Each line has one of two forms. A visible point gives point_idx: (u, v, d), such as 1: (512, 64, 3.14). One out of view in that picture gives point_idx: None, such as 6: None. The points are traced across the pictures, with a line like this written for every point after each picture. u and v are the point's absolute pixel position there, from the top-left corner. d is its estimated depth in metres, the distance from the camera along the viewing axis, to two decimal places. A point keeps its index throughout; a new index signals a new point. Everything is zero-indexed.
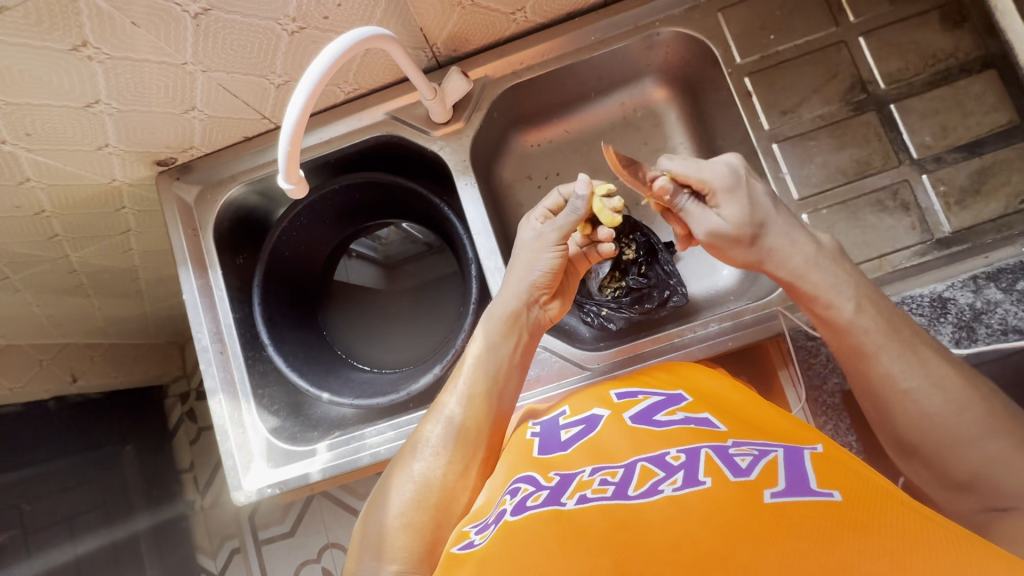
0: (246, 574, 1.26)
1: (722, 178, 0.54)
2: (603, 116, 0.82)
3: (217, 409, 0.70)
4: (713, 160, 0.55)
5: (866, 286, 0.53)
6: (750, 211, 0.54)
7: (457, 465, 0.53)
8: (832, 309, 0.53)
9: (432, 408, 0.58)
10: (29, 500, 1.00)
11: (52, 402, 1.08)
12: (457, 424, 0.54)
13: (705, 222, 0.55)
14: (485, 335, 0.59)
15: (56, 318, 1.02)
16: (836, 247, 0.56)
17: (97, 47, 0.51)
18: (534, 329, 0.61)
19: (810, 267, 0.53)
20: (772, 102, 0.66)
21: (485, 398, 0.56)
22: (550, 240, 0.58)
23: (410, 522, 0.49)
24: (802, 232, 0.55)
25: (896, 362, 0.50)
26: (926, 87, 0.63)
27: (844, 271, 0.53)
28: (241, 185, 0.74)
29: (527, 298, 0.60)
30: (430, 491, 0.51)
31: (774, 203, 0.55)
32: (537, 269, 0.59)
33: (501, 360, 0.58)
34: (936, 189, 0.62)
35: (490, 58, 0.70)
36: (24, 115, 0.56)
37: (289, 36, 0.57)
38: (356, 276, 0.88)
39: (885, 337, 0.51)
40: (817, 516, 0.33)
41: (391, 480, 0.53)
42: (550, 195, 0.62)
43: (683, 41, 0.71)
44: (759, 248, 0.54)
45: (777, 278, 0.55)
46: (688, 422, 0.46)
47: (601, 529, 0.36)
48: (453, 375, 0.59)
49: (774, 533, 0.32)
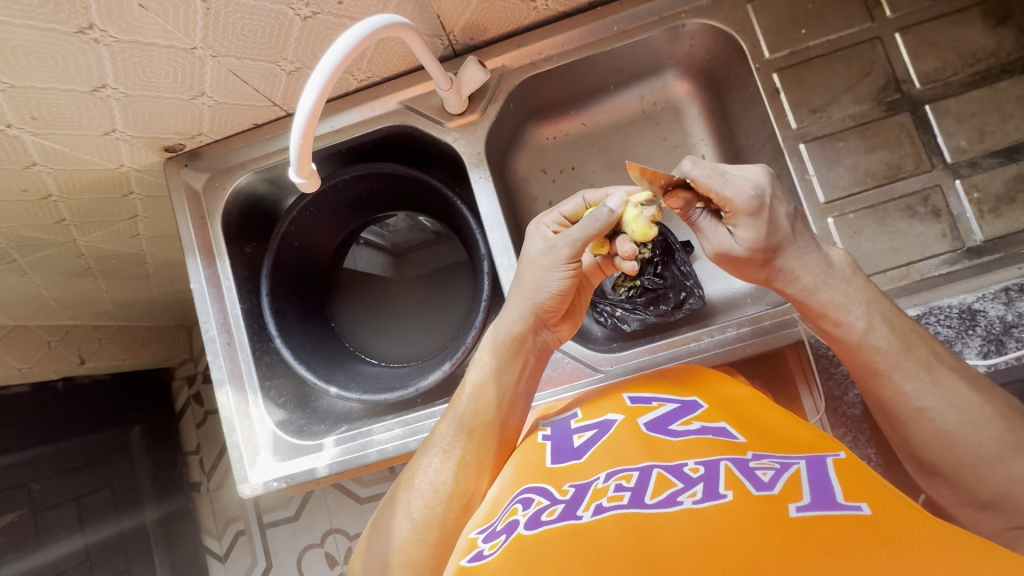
0: (251, 557, 1.28)
1: (746, 199, 0.50)
2: (622, 109, 0.79)
3: (224, 400, 0.70)
4: (740, 174, 0.51)
5: (880, 302, 0.51)
6: (766, 236, 0.51)
7: (455, 503, 0.51)
8: (842, 327, 0.51)
9: (431, 434, 0.57)
10: (37, 480, 1.01)
11: (59, 382, 1.08)
12: (456, 458, 0.54)
13: (717, 239, 0.54)
14: (489, 363, 0.57)
15: (64, 301, 1.01)
16: (850, 261, 0.52)
17: (103, 29, 0.50)
18: (539, 351, 0.59)
19: (821, 286, 0.51)
20: (801, 100, 0.64)
21: (485, 429, 0.55)
22: (560, 257, 0.54)
23: (408, 560, 0.49)
24: (814, 252, 0.51)
25: (925, 375, 0.49)
26: (963, 88, 0.61)
27: (855, 286, 0.51)
28: (251, 173, 0.73)
29: (532, 322, 0.57)
30: (428, 529, 0.51)
31: (793, 223, 0.51)
32: (545, 288, 0.56)
33: (505, 389, 0.56)
34: (969, 195, 0.60)
35: (507, 48, 0.68)
36: (30, 98, 0.54)
37: (302, 22, 0.55)
38: (364, 264, 0.86)
39: (900, 356, 0.49)
40: (846, 532, 0.32)
41: (392, 515, 0.53)
42: (573, 201, 0.59)
43: (709, 33, 0.68)
44: (770, 267, 0.52)
45: (794, 297, 0.53)
46: (705, 432, 0.44)
47: (618, 544, 0.35)
48: (455, 400, 0.58)
49: (802, 549, 0.31)
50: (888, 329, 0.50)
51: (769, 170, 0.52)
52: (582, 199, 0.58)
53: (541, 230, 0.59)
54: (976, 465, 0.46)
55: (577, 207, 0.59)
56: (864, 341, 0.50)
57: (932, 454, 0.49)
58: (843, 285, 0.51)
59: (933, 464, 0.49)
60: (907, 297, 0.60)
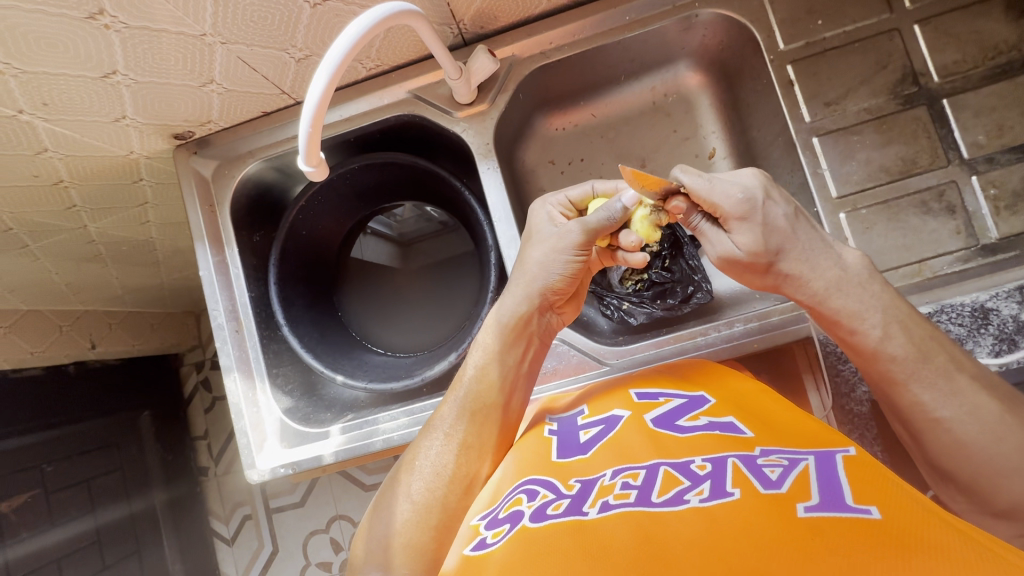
0: (257, 540, 1.30)
1: (735, 205, 0.49)
2: (633, 101, 0.78)
3: (232, 386, 0.70)
4: (727, 179, 0.50)
5: (893, 301, 0.50)
6: (764, 238, 0.50)
7: (457, 486, 0.52)
8: (857, 335, 0.50)
9: (433, 416, 0.57)
10: (49, 462, 1.03)
11: (71, 367, 1.10)
12: (457, 441, 0.54)
13: (720, 245, 0.52)
14: (492, 344, 0.57)
15: (76, 286, 1.02)
16: (867, 263, 0.51)
17: (114, 15, 0.49)
18: (543, 332, 0.59)
19: (832, 292, 0.50)
20: (815, 93, 0.63)
21: (487, 413, 0.55)
22: (572, 241, 0.54)
23: (409, 542, 0.50)
24: (823, 250, 0.51)
25: (943, 384, 0.48)
26: (982, 81, 0.59)
27: (869, 287, 0.50)
28: (259, 161, 0.73)
29: (538, 302, 0.57)
30: (428, 511, 0.51)
31: (790, 223, 0.50)
32: (553, 272, 0.56)
33: (507, 371, 0.57)
34: (986, 192, 0.59)
35: (518, 37, 0.67)
36: (41, 84, 0.54)
37: (311, 9, 0.55)
38: (371, 254, 0.86)
39: (917, 363, 0.48)
40: (853, 534, 0.31)
41: (393, 497, 0.53)
42: (581, 188, 0.60)
43: (723, 24, 0.67)
44: (773, 271, 0.51)
45: (804, 300, 0.52)
46: (712, 428, 0.44)
47: (623, 540, 0.35)
48: (457, 383, 0.58)
49: (809, 550, 0.31)
50: (900, 327, 0.49)
51: (763, 172, 0.52)
52: (591, 189, 0.59)
53: (547, 210, 0.59)
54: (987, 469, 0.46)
55: (584, 194, 0.59)
56: (879, 342, 0.49)
57: (943, 454, 0.48)
58: (854, 286, 0.50)
59: (943, 465, 0.49)
60: (918, 295, 0.59)
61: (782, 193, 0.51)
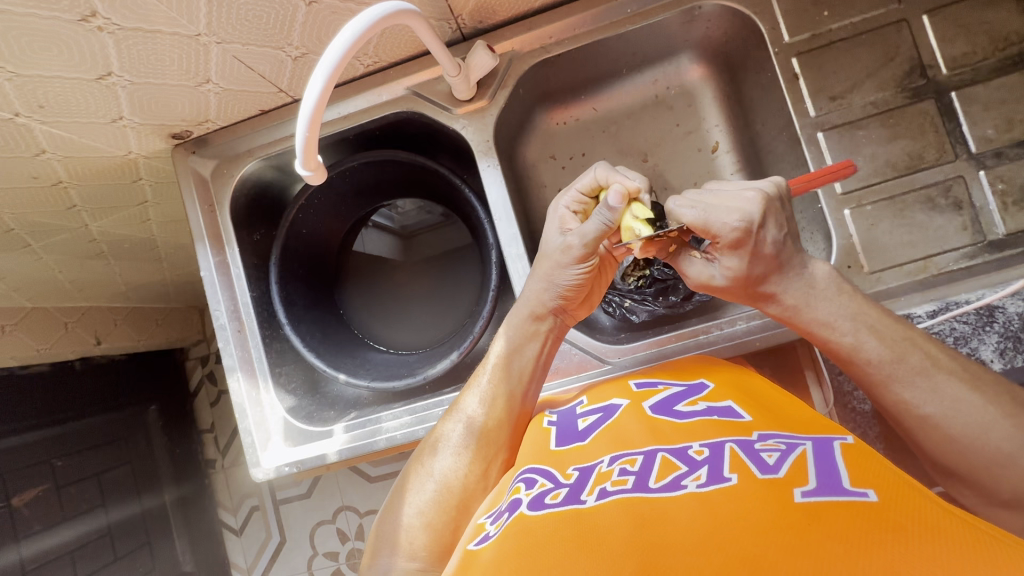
0: (266, 532, 1.32)
1: (730, 233, 0.48)
2: (635, 94, 0.77)
3: (235, 387, 0.71)
4: (727, 204, 0.48)
5: (869, 304, 0.50)
6: (749, 266, 0.50)
7: (477, 468, 0.52)
8: (831, 342, 0.50)
9: (455, 403, 0.58)
10: (59, 456, 1.05)
11: (77, 362, 1.10)
12: (478, 428, 0.54)
13: (701, 271, 0.54)
14: (508, 334, 0.58)
15: (80, 283, 1.03)
16: (836, 276, 0.51)
17: (107, 17, 0.49)
18: (560, 329, 0.59)
19: (814, 300, 0.50)
20: (821, 87, 0.61)
21: (507, 400, 0.55)
22: (574, 253, 0.54)
23: (429, 524, 0.50)
24: (797, 274, 0.50)
25: (952, 387, 0.46)
26: (992, 73, 0.58)
27: (847, 296, 0.50)
28: (257, 160, 0.72)
29: (554, 304, 0.57)
30: (449, 493, 0.52)
31: (779, 250, 0.49)
32: (563, 281, 0.56)
33: (529, 358, 0.57)
34: (993, 187, 0.58)
35: (517, 31, 0.66)
36: (35, 87, 0.54)
37: (307, 7, 0.54)
38: (373, 247, 0.87)
39: (925, 366, 0.47)
40: (850, 518, 0.31)
41: (412, 478, 0.54)
42: (588, 176, 0.58)
43: (727, 16, 0.66)
44: (755, 292, 0.51)
45: (777, 315, 0.52)
46: (711, 413, 0.44)
47: (621, 528, 0.35)
48: (481, 368, 0.58)
49: (807, 534, 0.31)
50: (896, 327, 0.49)
51: (768, 193, 0.49)
52: (595, 177, 0.58)
53: (562, 211, 0.59)
54: (991, 476, 0.45)
55: (593, 184, 0.58)
56: (858, 347, 0.49)
57: (947, 456, 0.47)
58: (832, 300, 0.49)
59: (946, 465, 0.48)
60: (922, 292, 0.59)
61: (778, 215, 0.49)
